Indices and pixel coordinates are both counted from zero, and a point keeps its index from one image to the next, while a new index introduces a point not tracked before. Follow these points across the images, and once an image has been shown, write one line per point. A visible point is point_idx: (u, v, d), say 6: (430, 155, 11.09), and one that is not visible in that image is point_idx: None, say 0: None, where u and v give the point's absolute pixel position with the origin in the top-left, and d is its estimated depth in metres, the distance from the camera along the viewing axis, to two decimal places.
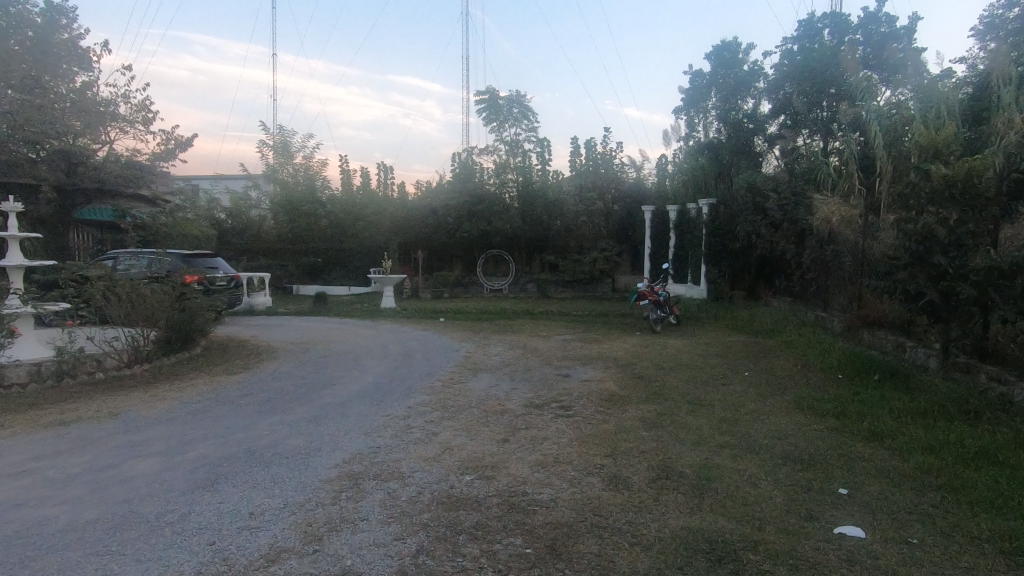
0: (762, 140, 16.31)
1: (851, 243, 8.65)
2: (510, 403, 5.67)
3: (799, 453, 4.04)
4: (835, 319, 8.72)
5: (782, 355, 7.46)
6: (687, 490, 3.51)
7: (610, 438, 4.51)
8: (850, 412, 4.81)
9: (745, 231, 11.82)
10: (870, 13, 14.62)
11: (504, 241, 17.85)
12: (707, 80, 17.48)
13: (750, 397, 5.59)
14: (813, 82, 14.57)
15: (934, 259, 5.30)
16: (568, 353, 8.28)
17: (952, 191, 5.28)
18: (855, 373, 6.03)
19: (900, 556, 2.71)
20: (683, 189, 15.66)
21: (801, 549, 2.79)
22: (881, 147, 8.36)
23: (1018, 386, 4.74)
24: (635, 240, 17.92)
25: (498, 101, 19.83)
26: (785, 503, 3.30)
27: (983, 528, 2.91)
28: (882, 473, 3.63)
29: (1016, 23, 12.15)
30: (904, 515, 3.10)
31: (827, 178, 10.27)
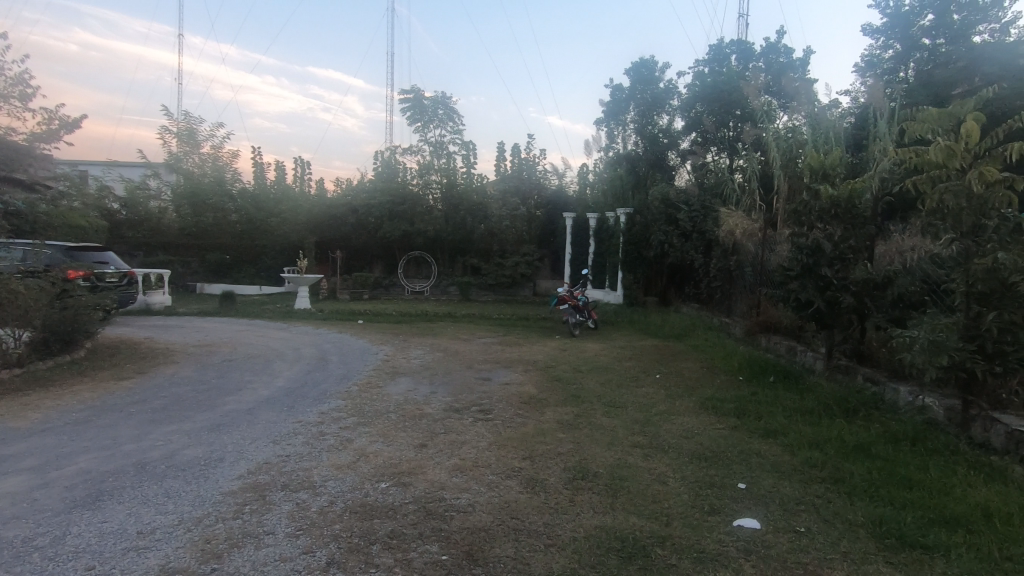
0: (675, 155, 17.41)
1: (752, 254, 9.31)
2: (429, 407, 5.59)
3: (703, 451, 4.30)
4: (736, 324, 9.37)
5: (689, 358, 7.92)
6: (601, 490, 3.61)
7: (527, 441, 4.56)
8: (748, 412, 5.18)
9: (658, 240, 12.48)
10: (771, 43, 16.21)
11: (426, 242, 17.65)
12: (626, 94, 18.27)
13: (661, 399, 5.87)
14: (720, 104, 15.84)
15: (821, 270, 5.83)
16: (488, 356, 8.29)
17: (837, 210, 5.83)
18: (753, 375, 6.50)
19: (789, 545, 2.93)
20: (604, 198, 16.25)
21: (703, 542, 2.96)
22: (779, 167, 9.13)
23: (888, 385, 5.29)
24: (555, 246, 17.88)
25: (423, 101, 19.67)
26: (690, 498, 3.49)
27: (858, 514, 3.21)
28: (776, 468, 3.92)
29: (890, 64, 14.07)
30: (794, 506, 3.36)
31: (731, 193, 11.01)
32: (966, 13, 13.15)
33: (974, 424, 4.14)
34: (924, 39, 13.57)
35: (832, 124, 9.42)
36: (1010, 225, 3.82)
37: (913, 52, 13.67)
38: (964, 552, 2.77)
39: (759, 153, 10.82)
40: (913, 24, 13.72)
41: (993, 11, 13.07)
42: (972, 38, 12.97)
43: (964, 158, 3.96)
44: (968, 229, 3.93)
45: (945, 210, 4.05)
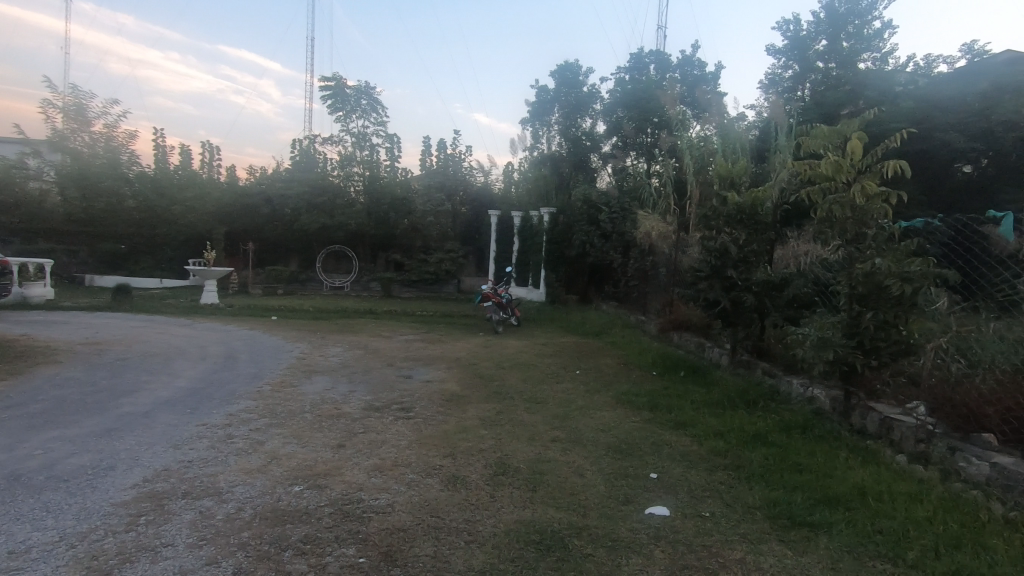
0: (597, 158, 17.94)
1: (665, 255, 9.78)
2: (347, 406, 5.41)
3: (618, 443, 4.48)
4: (651, 322, 9.82)
5: (607, 355, 8.20)
6: (521, 485, 3.67)
7: (449, 438, 4.54)
8: (660, 405, 5.45)
9: (579, 240, 12.85)
10: (687, 56, 17.24)
11: (347, 236, 17.10)
12: (551, 96, 18.78)
13: (580, 394, 6.03)
14: (639, 111, 16.56)
15: (727, 272, 6.27)
16: (409, 354, 8.16)
17: (741, 215, 6.27)
18: (665, 370, 6.84)
19: (694, 529, 3.12)
20: (528, 197, 16.50)
21: (617, 531, 3.08)
22: (691, 173, 9.67)
23: (784, 378, 5.75)
24: (479, 242, 17.94)
25: (345, 90, 18.97)
26: (605, 489, 3.63)
27: (756, 498, 3.47)
28: (684, 458, 4.16)
29: (789, 82, 15.40)
30: (700, 493, 3.58)
31: (649, 197, 11.50)
32: (853, 41, 14.62)
33: (854, 412, 4.59)
34: (818, 62, 14.93)
35: (739, 135, 10.08)
36: (885, 233, 4.24)
37: (809, 74, 15.00)
38: (843, 528, 3.06)
39: (673, 160, 11.39)
40: (810, 48, 15.09)
41: (875, 42, 14.60)
42: (857, 64, 14.41)
43: (849, 173, 4.37)
44: (851, 237, 4.33)
45: (833, 219, 4.44)
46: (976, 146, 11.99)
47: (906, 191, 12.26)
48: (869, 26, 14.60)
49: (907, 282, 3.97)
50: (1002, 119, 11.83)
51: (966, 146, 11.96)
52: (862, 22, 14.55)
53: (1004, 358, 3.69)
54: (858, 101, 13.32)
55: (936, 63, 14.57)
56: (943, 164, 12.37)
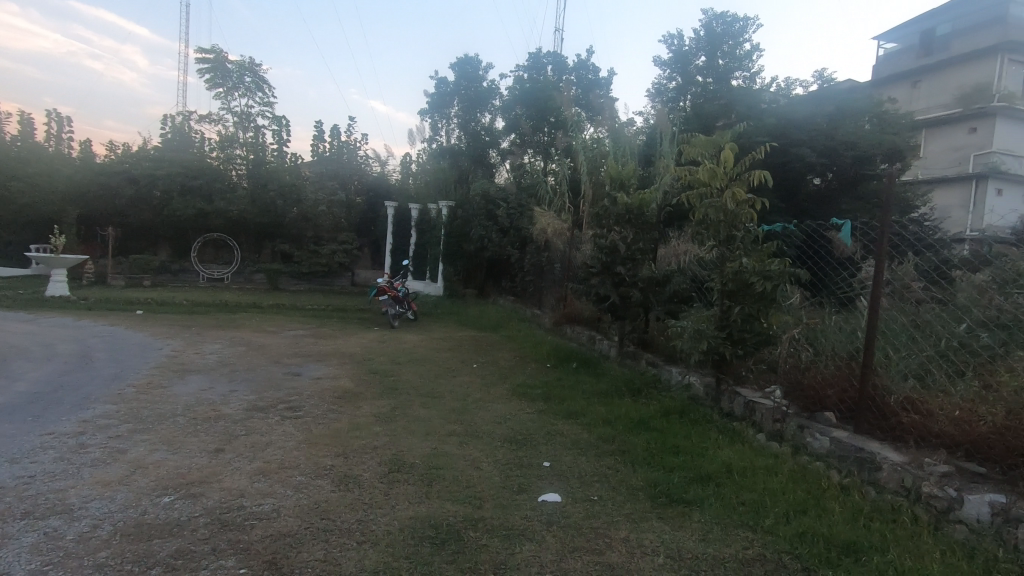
0: (496, 153, 18.04)
1: (560, 251, 10.11)
2: (227, 407, 5.01)
3: (513, 434, 4.58)
4: (545, 316, 10.12)
5: (503, 348, 8.32)
6: (417, 481, 3.62)
7: (342, 437, 4.38)
8: (553, 396, 5.65)
9: (477, 234, 12.93)
10: (581, 60, 17.98)
11: (228, 224, 15.82)
12: (451, 88, 18.92)
13: (476, 388, 6.07)
14: (536, 110, 17.05)
15: (616, 268, 6.63)
16: (297, 350, 7.72)
17: (630, 216, 6.63)
18: (559, 363, 7.10)
19: (583, 513, 3.28)
20: (427, 189, 16.27)
21: (511, 520, 3.15)
22: (585, 172, 10.07)
23: (665, 368, 6.20)
24: (375, 234, 17.31)
25: (226, 65, 17.52)
26: (500, 480, 3.70)
27: (639, 480, 3.71)
28: (575, 446, 4.35)
29: (672, 92, 16.59)
30: (589, 479, 3.76)
31: (545, 195, 11.80)
32: (727, 60, 16.02)
33: (724, 397, 5.06)
34: (698, 76, 16.24)
35: (629, 139, 10.63)
36: (751, 236, 4.70)
37: (690, 86, 16.24)
38: (712, 502, 3.37)
39: (569, 159, 11.77)
40: (690, 63, 16.37)
41: (746, 62, 16.06)
42: (731, 80, 15.83)
43: (722, 179, 4.78)
44: (723, 239, 4.75)
45: (709, 221, 4.85)
46: (824, 161, 13.68)
47: (768, 199, 13.70)
48: (741, 47, 16.08)
49: (768, 279, 4.44)
50: (845, 138, 13.59)
51: (816, 161, 13.60)
52: (735, 43, 15.99)
53: (843, 347, 4.25)
54: (731, 114, 14.69)
55: (794, 85, 16.39)
56: (798, 175, 13.98)
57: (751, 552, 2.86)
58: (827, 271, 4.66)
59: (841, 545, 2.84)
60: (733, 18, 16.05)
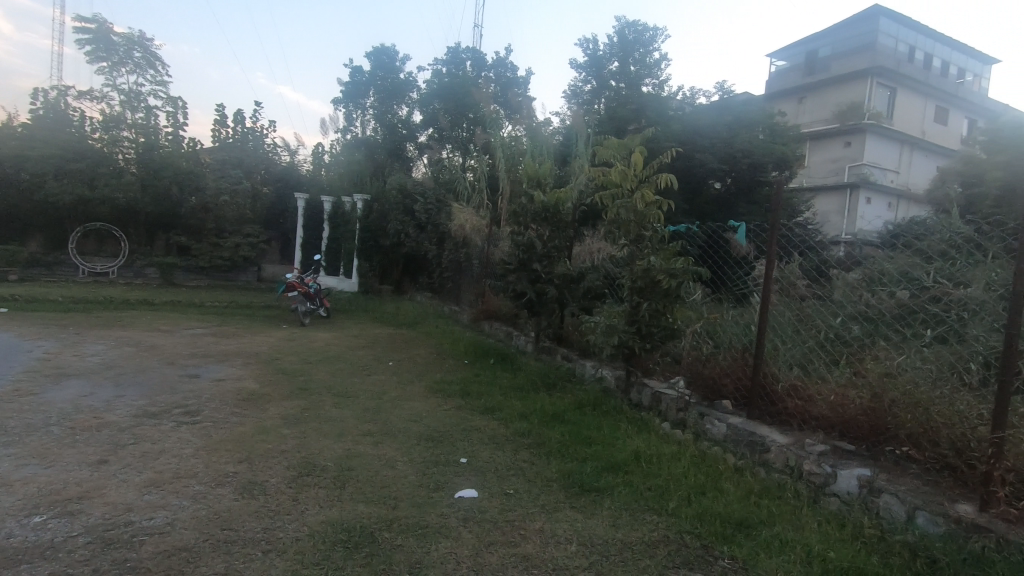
0: (413, 148, 18.08)
1: (478, 247, 10.13)
2: (112, 414, 4.56)
3: (430, 432, 4.54)
4: (464, 313, 10.12)
5: (420, 345, 8.23)
6: (329, 483, 3.50)
7: (246, 441, 4.13)
8: (471, 392, 5.66)
9: (394, 229, 12.67)
10: (500, 58, 18.15)
11: (114, 213, 14.40)
12: (366, 78, 18.45)
13: (392, 386, 5.95)
14: (454, 105, 17.00)
15: (533, 265, 6.76)
16: (195, 350, 7.17)
17: (546, 214, 6.76)
18: (476, 359, 7.13)
19: (499, 507, 3.31)
20: (340, 182, 15.72)
21: (427, 518, 3.13)
22: (503, 170, 10.16)
23: (579, 362, 6.40)
24: (285, 227, 16.53)
25: (112, 37, 15.91)
26: (417, 478, 3.65)
27: (554, 471, 3.81)
28: (492, 441, 4.38)
29: (587, 95, 17.20)
30: (505, 472, 3.81)
31: (463, 190, 11.76)
32: (638, 67, 16.72)
33: (633, 388, 5.31)
34: (611, 81, 16.89)
35: (546, 138, 10.83)
36: (658, 235, 4.95)
37: (604, 90, 16.87)
38: (621, 489, 3.53)
39: (486, 156, 11.79)
40: (603, 68, 17.03)
41: (655, 70, 16.76)
42: (641, 87, 16.45)
43: (632, 181, 4.99)
44: (633, 238, 4.97)
45: (619, 221, 5.06)
46: (723, 167, 14.73)
47: (674, 201, 14.54)
48: (651, 55, 16.80)
49: (673, 277, 4.71)
50: (741, 147, 14.70)
51: (716, 167, 14.61)
52: (645, 51, 16.75)
53: (738, 339, 4.59)
54: (641, 119, 15.30)
55: (698, 94, 17.44)
56: (700, 180, 14.96)
57: (656, 534, 3.03)
58: (725, 269, 5.01)
59: (735, 522, 3.08)
60: (644, 27, 16.83)
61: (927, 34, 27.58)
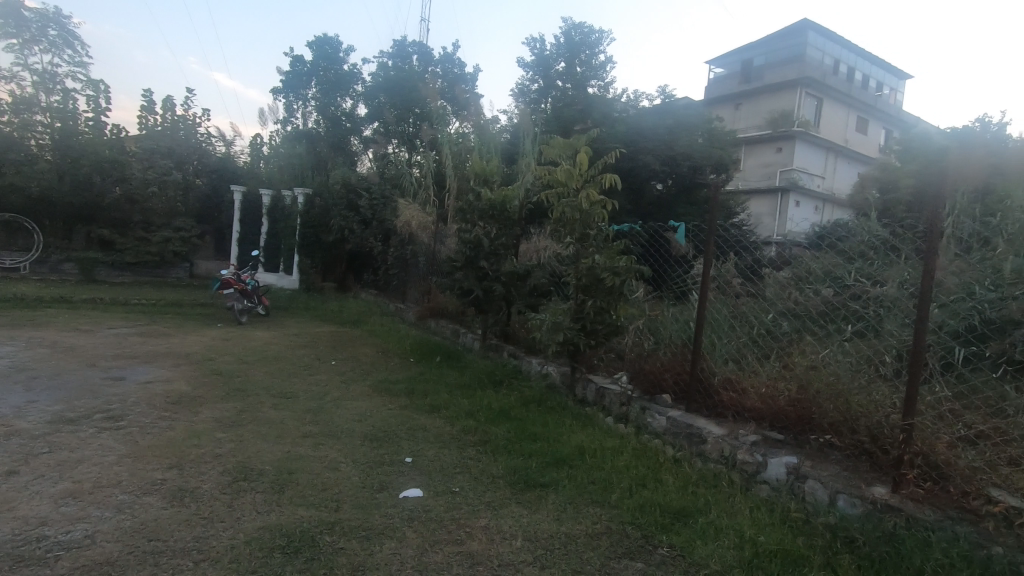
0: (358, 142, 17.81)
1: (425, 244, 10.01)
2: (24, 421, 4.21)
3: (373, 432, 4.45)
4: (410, 310, 9.96)
5: (364, 343, 8.05)
6: (266, 488, 3.36)
7: (176, 447, 3.91)
8: (416, 391, 5.58)
9: (337, 225, 12.33)
10: (447, 53, 18.02)
11: (26, 204, 13.28)
12: (308, 68, 17.84)
13: (334, 386, 5.80)
14: (400, 100, 16.72)
15: (480, 263, 6.75)
16: (120, 351, 6.72)
17: (492, 212, 6.76)
18: (422, 357, 7.05)
19: (445, 505, 3.30)
20: (280, 176, 15.16)
21: (371, 519, 3.07)
22: (450, 167, 10.07)
23: (525, 359, 6.45)
24: (220, 222, 15.80)
25: (23, 12, 14.56)
26: (360, 479, 3.58)
27: (499, 468, 3.83)
28: (437, 439, 4.35)
29: (534, 94, 17.36)
30: (450, 470, 3.79)
31: (410, 186, 11.57)
32: (584, 68, 17.00)
33: (578, 384, 5.40)
34: (558, 81, 17.08)
35: (493, 136, 10.82)
36: (603, 234, 5.04)
37: (551, 90, 17.04)
38: (565, 483, 3.59)
39: (433, 152, 11.66)
40: (551, 68, 17.21)
41: (600, 72, 17.07)
42: (587, 88, 16.71)
43: (578, 180, 5.07)
44: (578, 237, 5.04)
45: (565, 219, 5.12)
46: (664, 169, 15.21)
47: (618, 201, 14.90)
48: (596, 57, 17.13)
49: (616, 275, 4.82)
50: (682, 150, 15.22)
51: (658, 168, 15.07)
52: (591, 53, 17.07)
53: (678, 335, 4.76)
54: (587, 119, 15.55)
55: (641, 98, 17.90)
56: (643, 181, 15.38)
57: (599, 526, 3.10)
58: (666, 268, 5.17)
59: (674, 512, 3.19)
60: (590, 30, 17.11)
61: (850, 49, 29.47)
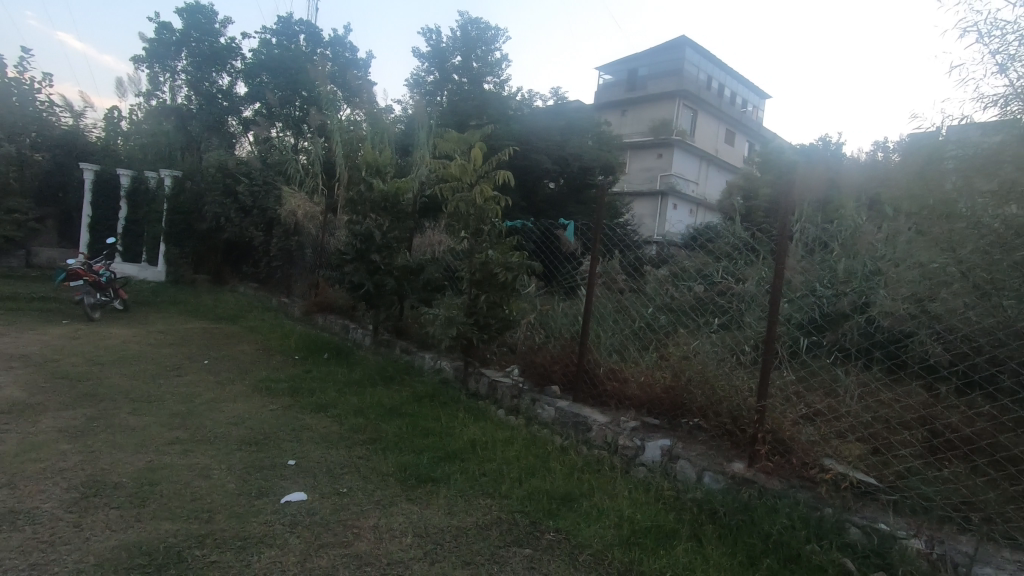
0: (236, 122, 16.61)
1: (312, 235, 9.50)
2: None
3: (252, 435, 4.16)
4: (295, 305, 9.42)
5: (243, 340, 7.49)
6: (123, 502, 3.02)
7: (5, 462, 3.38)
8: (301, 390, 5.30)
9: (212, 212, 11.31)
10: (338, 36, 17.20)
11: None
12: (177, 37, 16.15)
13: (207, 387, 5.33)
14: (286, 82, 15.72)
15: (371, 256, 6.54)
16: None
17: (385, 204, 6.57)
18: (308, 354, 6.70)
19: (331, 507, 3.17)
20: (142, 155, 13.60)
21: (248, 528, 2.87)
22: (339, 155, 9.63)
23: (418, 354, 6.36)
24: (67, 203, 13.88)
25: None
26: (236, 486, 3.33)
27: (391, 465, 3.75)
28: (324, 440, 4.16)
29: (429, 87, 17.19)
30: (338, 471, 3.65)
31: (295, 174, 10.91)
32: (480, 64, 17.00)
33: (471, 378, 5.43)
34: (454, 74, 17.02)
35: (386, 126, 10.51)
36: (496, 230, 5.09)
37: (446, 84, 16.96)
38: (456, 477, 3.60)
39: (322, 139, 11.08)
40: (447, 61, 17.10)
41: (497, 68, 17.16)
42: (483, 84, 16.78)
43: (472, 175, 5.08)
44: (472, 232, 5.06)
45: (460, 214, 5.11)
46: (557, 168, 15.77)
47: (511, 197, 15.17)
48: (492, 54, 17.20)
49: (509, 270, 4.90)
50: (573, 151, 15.82)
51: (550, 168, 15.56)
52: (487, 49, 17.10)
53: (567, 329, 4.95)
54: (482, 115, 15.63)
55: (535, 97, 18.31)
56: (536, 179, 15.81)
57: (490, 516, 3.16)
58: (556, 264, 5.34)
59: (560, 497, 3.33)
60: (486, 26, 17.18)
61: (721, 67, 32.35)
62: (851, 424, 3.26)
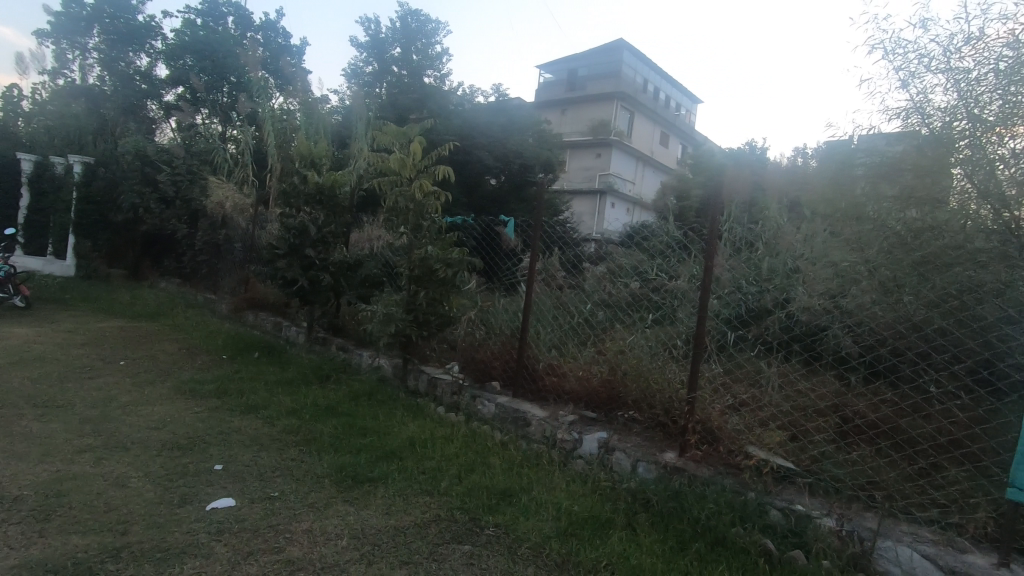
0: (156, 107, 15.52)
1: (241, 229, 9.04)
2: None
3: (174, 439, 3.92)
4: (222, 302, 8.94)
5: (164, 339, 7.03)
6: (24, 518, 2.76)
7: None
8: (228, 390, 5.04)
9: (129, 202, 10.53)
10: (270, 20, 16.43)
11: None
12: (87, 12, 14.95)
13: (123, 389, 4.97)
14: (212, 66, 14.88)
15: (305, 251, 6.30)
16: None
17: (320, 197, 6.34)
18: (237, 353, 6.38)
19: (260, 513, 3.04)
20: (47, 139, 12.47)
21: (168, 538, 2.70)
22: (271, 145, 9.20)
23: (356, 352, 6.21)
24: None
25: None
26: (156, 495, 3.13)
27: (325, 466, 3.64)
28: (254, 442, 3.98)
29: (368, 77, 16.75)
30: (269, 474, 3.51)
31: (223, 163, 10.34)
32: (421, 57, 16.73)
33: (410, 376, 5.36)
34: (393, 66, 16.63)
35: (322, 116, 10.15)
36: (436, 226, 5.03)
37: (386, 75, 16.58)
38: (394, 476, 3.54)
39: (252, 128, 10.54)
40: (386, 52, 16.72)
41: (438, 62, 16.94)
42: (423, 77, 16.52)
43: (412, 170, 5.00)
44: (411, 227, 4.98)
45: (399, 209, 5.01)
46: (498, 165, 15.79)
47: (452, 193, 15.04)
48: (433, 47, 16.96)
49: (450, 266, 4.86)
50: (514, 148, 15.90)
51: (491, 164, 15.58)
52: (427, 42, 16.84)
53: (507, 325, 4.98)
54: (423, 109, 15.40)
55: (477, 93, 18.24)
56: (477, 175, 15.77)
57: (428, 514, 3.13)
58: (496, 261, 5.35)
59: (499, 492, 3.35)
60: (426, 18, 16.93)
61: (657, 71, 33.42)
62: (772, 412, 3.46)
